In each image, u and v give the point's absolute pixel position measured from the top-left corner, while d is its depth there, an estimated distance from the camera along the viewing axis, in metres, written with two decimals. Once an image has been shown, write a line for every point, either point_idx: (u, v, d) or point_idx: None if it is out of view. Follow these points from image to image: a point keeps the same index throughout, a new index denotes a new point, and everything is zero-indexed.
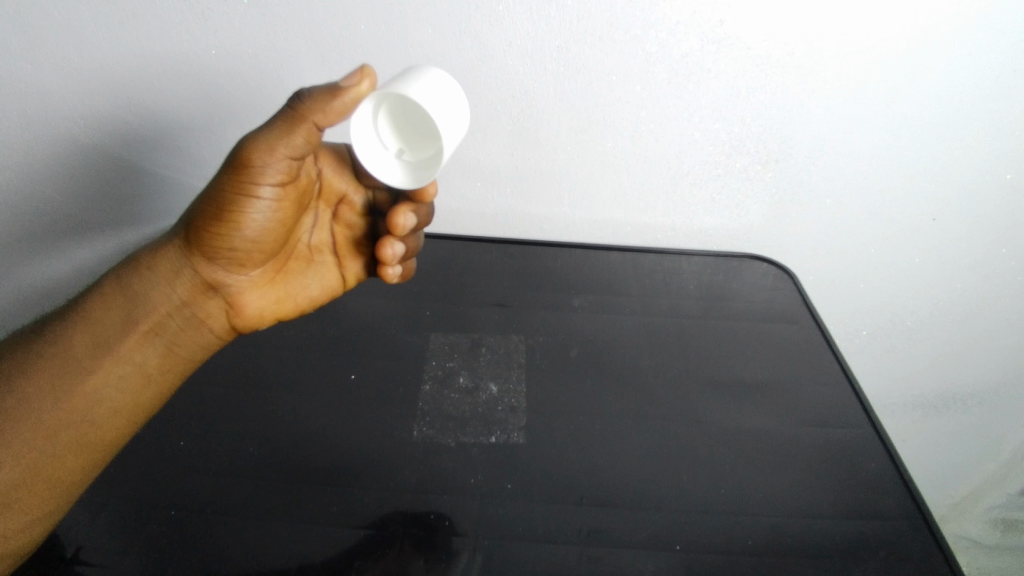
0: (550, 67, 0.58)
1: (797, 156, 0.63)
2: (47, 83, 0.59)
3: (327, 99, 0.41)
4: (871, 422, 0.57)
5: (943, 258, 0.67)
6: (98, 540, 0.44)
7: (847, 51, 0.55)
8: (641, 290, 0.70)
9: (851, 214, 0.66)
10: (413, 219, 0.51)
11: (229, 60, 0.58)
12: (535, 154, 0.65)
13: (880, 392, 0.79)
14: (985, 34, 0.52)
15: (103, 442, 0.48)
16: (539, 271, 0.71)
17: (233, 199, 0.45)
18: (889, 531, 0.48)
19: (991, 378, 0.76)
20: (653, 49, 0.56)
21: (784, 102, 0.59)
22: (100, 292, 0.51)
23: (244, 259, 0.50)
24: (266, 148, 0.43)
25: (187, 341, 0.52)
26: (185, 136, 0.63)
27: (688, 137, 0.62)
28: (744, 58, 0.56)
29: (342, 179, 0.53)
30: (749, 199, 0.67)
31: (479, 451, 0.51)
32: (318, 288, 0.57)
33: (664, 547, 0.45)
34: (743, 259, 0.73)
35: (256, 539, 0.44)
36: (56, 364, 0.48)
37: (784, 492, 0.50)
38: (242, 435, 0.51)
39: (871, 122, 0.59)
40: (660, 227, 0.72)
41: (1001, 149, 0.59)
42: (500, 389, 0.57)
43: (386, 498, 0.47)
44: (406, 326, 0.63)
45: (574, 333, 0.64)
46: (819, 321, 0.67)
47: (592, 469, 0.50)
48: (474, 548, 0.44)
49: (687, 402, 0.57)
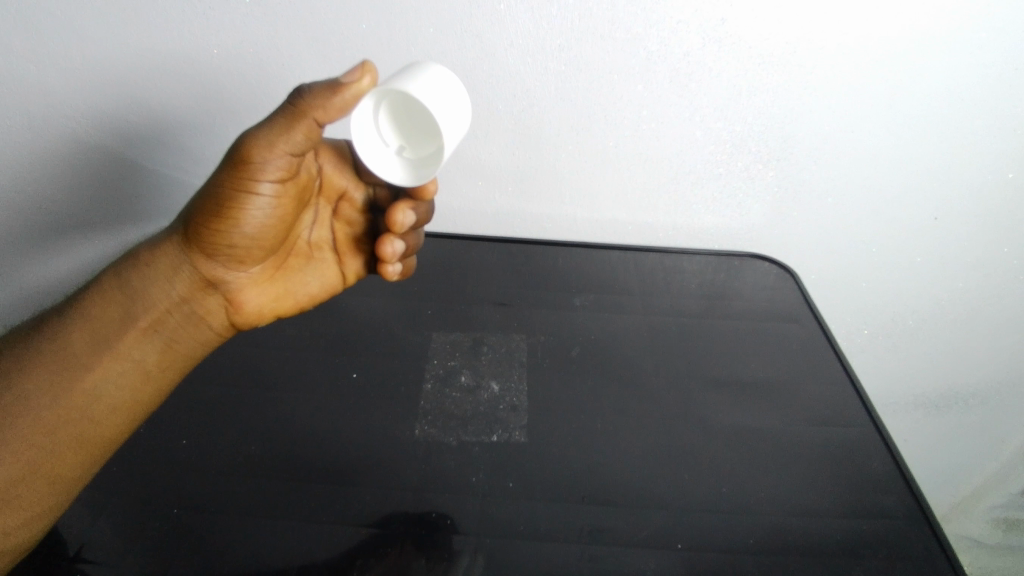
0: (551, 66, 0.58)
1: (798, 154, 0.63)
2: (49, 82, 0.59)
3: (326, 96, 0.40)
4: (872, 422, 0.56)
5: (944, 257, 0.67)
6: (99, 538, 0.44)
7: (848, 50, 0.55)
8: (642, 289, 0.70)
9: (852, 212, 0.66)
10: (413, 217, 0.51)
11: (230, 59, 0.58)
12: (536, 153, 0.65)
13: (882, 391, 0.80)
14: (988, 32, 0.52)
15: (103, 439, 0.48)
16: (540, 270, 0.71)
17: (232, 195, 0.45)
18: (890, 531, 0.48)
19: (993, 378, 0.76)
20: (653, 48, 0.56)
21: (785, 101, 0.59)
22: (99, 289, 0.51)
23: (244, 256, 0.50)
24: (266, 144, 0.43)
25: (187, 338, 0.52)
26: (186, 135, 0.63)
27: (688, 136, 0.62)
28: (745, 57, 0.56)
29: (343, 176, 0.53)
30: (749, 198, 0.67)
31: (479, 450, 0.51)
32: (318, 285, 0.57)
33: (665, 546, 0.46)
34: (744, 258, 0.73)
35: (257, 538, 0.44)
36: (56, 361, 0.48)
37: (784, 491, 0.50)
38: (242, 434, 0.51)
39: (872, 120, 0.59)
40: (660, 225, 0.72)
41: (1003, 148, 0.59)
42: (501, 388, 0.57)
43: (387, 498, 0.47)
44: (406, 326, 0.63)
45: (575, 333, 0.64)
46: (821, 320, 0.67)
47: (593, 468, 0.51)
48: (475, 548, 0.44)
49: (687, 401, 0.57)
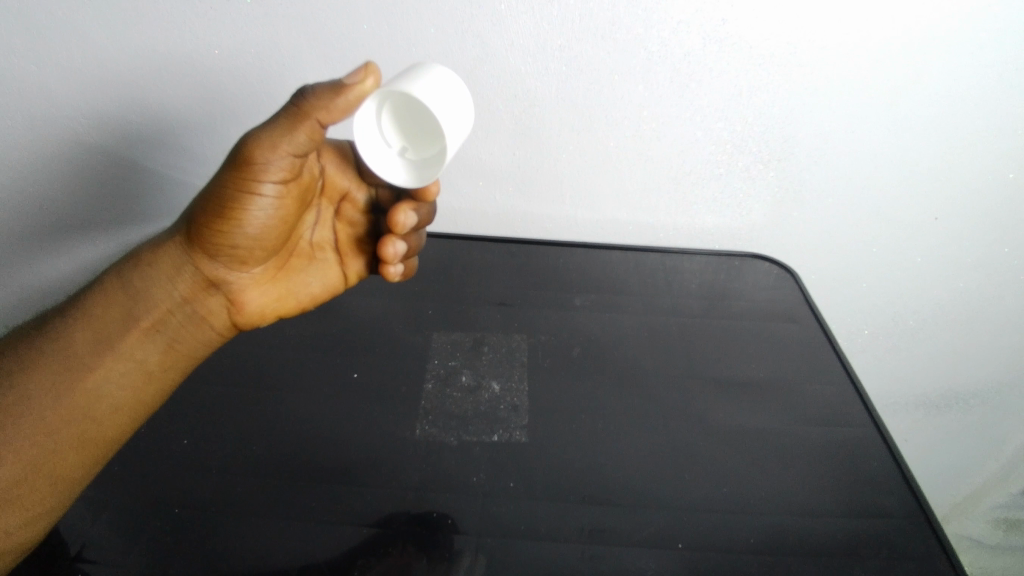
0: (552, 66, 0.58)
1: (798, 155, 0.63)
2: (50, 82, 0.59)
3: (330, 97, 0.41)
4: (873, 422, 0.57)
5: (944, 258, 0.67)
6: (99, 538, 0.44)
7: (849, 51, 0.55)
8: (643, 289, 0.70)
9: (851, 212, 0.66)
10: (414, 217, 0.51)
11: (231, 59, 0.58)
12: (536, 154, 0.65)
13: (882, 391, 0.80)
14: (988, 33, 0.52)
15: (103, 439, 0.48)
16: (540, 270, 0.71)
17: (234, 196, 0.45)
18: (890, 531, 0.48)
19: (993, 378, 0.76)
20: (654, 49, 0.56)
21: (786, 101, 0.59)
22: (100, 288, 0.51)
23: (245, 257, 0.50)
24: (269, 145, 0.43)
25: (189, 338, 0.52)
26: (187, 135, 0.63)
27: (689, 137, 0.62)
28: (745, 58, 0.56)
29: (346, 176, 0.53)
30: (750, 199, 0.67)
31: (480, 450, 0.51)
32: (320, 286, 0.57)
33: (666, 546, 0.46)
34: (744, 259, 0.73)
35: (258, 538, 0.44)
36: (57, 361, 0.48)
37: (784, 491, 0.50)
38: (243, 435, 0.51)
39: (873, 121, 0.59)
40: (661, 225, 0.72)
41: (1003, 148, 0.59)
42: (502, 388, 0.57)
43: (388, 498, 0.47)
44: (407, 326, 0.63)
45: (575, 332, 0.64)
46: (821, 320, 0.67)
47: (594, 468, 0.51)
48: (476, 548, 0.44)
49: (688, 401, 0.57)
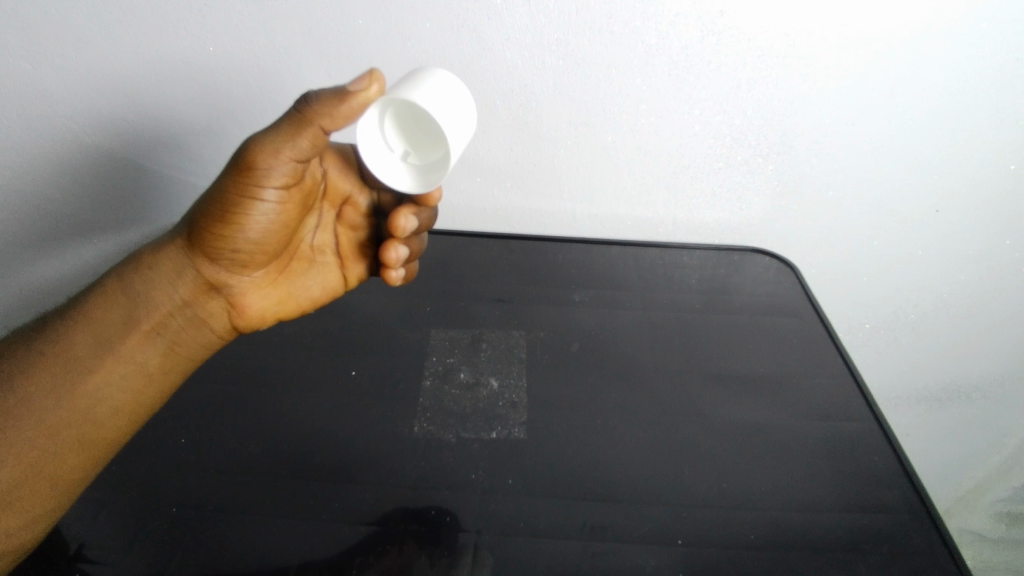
0: (549, 61, 0.57)
1: (797, 148, 0.62)
2: (48, 82, 0.59)
3: (334, 104, 0.40)
4: (874, 416, 0.56)
5: (946, 250, 0.67)
6: (100, 539, 0.44)
7: (849, 42, 0.54)
8: (642, 284, 0.70)
9: (852, 205, 0.66)
10: (415, 222, 0.51)
11: (227, 58, 0.58)
12: (534, 150, 0.65)
13: (883, 385, 0.79)
14: (989, 24, 0.52)
15: (104, 441, 0.48)
16: (539, 265, 0.71)
17: (235, 200, 0.45)
18: (891, 524, 0.48)
19: (995, 370, 0.75)
20: (653, 41, 0.55)
21: (786, 93, 0.58)
22: (100, 291, 0.51)
23: (246, 261, 0.50)
24: (271, 151, 0.43)
25: (190, 341, 0.52)
26: (185, 135, 0.63)
27: (688, 130, 0.61)
28: (744, 50, 0.55)
29: (348, 180, 0.53)
30: (749, 193, 0.66)
31: (479, 446, 0.51)
32: (320, 289, 0.57)
33: (666, 541, 0.46)
34: (744, 253, 0.72)
35: (256, 538, 0.44)
36: (57, 364, 0.48)
37: (784, 485, 0.50)
38: (241, 435, 0.51)
39: (873, 113, 0.59)
40: (660, 220, 0.72)
41: (1004, 140, 0.58)
42: (501, 384, 0.57)
43: (387, 496, 0.47)
44: (405, 324, 0.63)
45: (574, 328, 0.64)
46: (822, 315, 0.66)
47: (592, 464, 0.50)
48: (476, 545, 0.44)
49: (687, 397, 0.57)
